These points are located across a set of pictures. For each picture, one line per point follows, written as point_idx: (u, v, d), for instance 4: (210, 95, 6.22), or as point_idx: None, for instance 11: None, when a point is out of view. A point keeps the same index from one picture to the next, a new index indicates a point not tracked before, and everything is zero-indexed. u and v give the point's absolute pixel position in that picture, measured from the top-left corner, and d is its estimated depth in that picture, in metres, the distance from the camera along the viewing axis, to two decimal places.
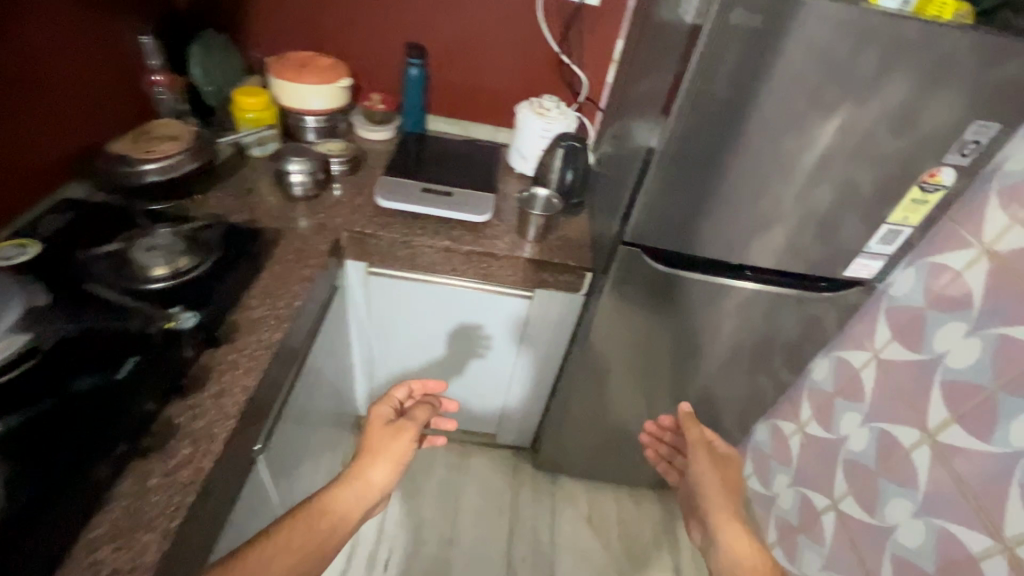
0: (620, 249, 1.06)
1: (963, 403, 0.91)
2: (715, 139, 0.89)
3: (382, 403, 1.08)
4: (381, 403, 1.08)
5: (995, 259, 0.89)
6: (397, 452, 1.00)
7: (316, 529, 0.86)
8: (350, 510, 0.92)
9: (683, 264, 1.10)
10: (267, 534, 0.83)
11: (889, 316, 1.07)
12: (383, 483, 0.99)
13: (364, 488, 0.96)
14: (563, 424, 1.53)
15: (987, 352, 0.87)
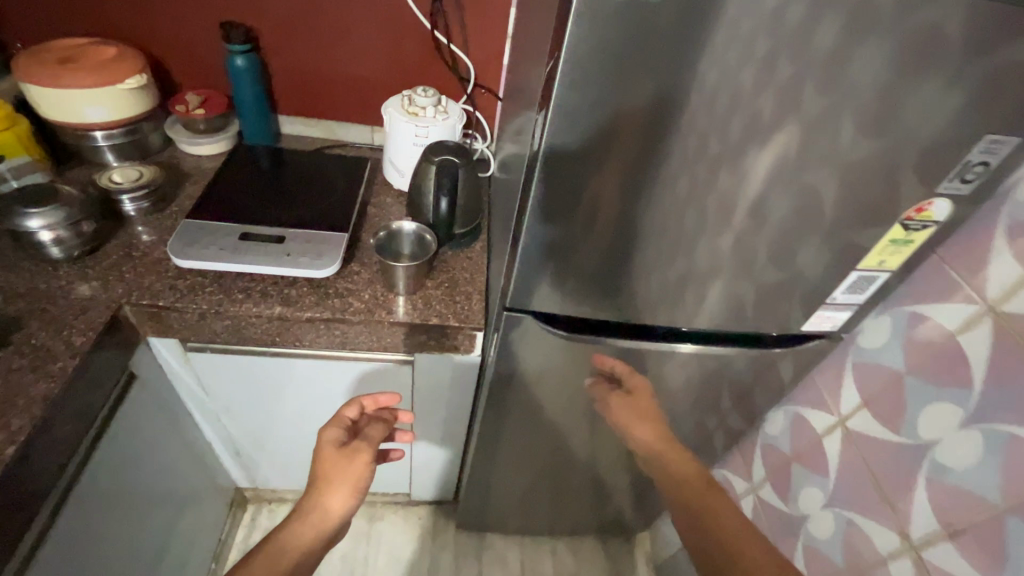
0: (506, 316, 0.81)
1: (957, 516, 0.67)
2: (613, 160, 0.62)
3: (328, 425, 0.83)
4: (329, 422, 0.83)
5: (1000, 323, 0.64)
6: (355, 478, 0.79)
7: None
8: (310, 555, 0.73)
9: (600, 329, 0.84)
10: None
11: (855, 375, 0.83)
12: (345, 514, 0.79)
13: (322, 521, 0.76)
14: (480, 486, 1.27)
15: (993, 453, 0.63)
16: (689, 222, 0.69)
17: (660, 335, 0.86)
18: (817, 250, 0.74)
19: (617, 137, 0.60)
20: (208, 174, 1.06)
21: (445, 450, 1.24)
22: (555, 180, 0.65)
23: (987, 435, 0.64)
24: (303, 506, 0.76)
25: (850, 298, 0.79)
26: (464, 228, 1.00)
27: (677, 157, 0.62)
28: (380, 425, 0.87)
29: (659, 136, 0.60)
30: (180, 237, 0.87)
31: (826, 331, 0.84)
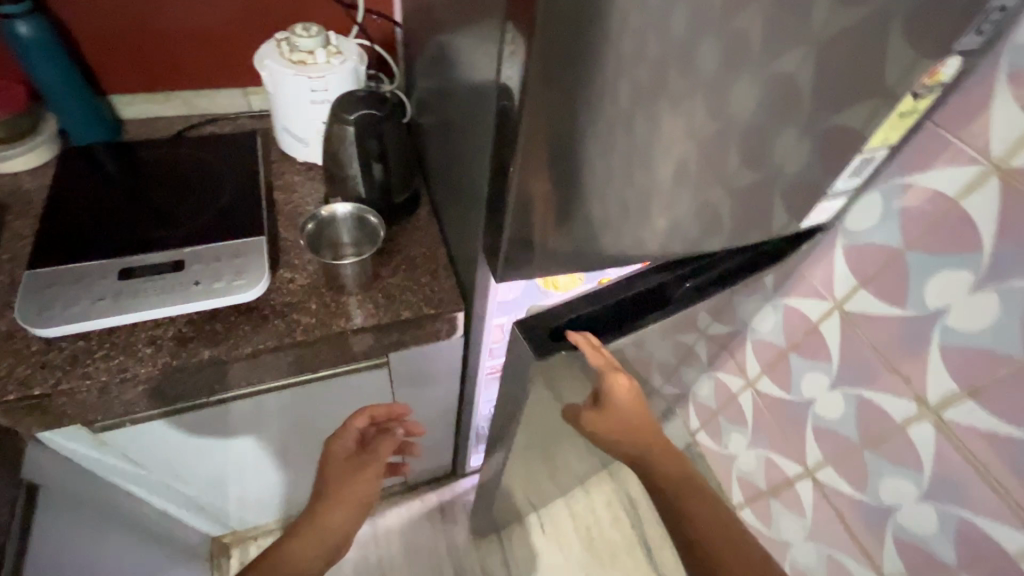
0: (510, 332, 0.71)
1: (978, 376, 0.69)
2: (566, 92, 0.49)
3: (335, 438, 0.78)
4: (335, 434, 0.78)
5: (1009, 183, 0.62)
6: (358, 498, 0.76)
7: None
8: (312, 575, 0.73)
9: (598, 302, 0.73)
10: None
11: (850, 258, 0.81)
12: (347, 532, 0.76)
13: (320, 543, 0.73)
14: None
15: (1009, 312, 0.64)
16: (682, 148, 0.57)
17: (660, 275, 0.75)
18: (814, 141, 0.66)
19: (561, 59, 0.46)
20: (38, 199, 0.79)
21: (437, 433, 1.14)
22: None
23: (1005, 294, 0.64)
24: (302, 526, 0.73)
25: (850, 182, 0.72)
26: (405, 194, 0.83)
27: (653, 71, 0.49)
28: (390, 441, 0.80)
29: (619, 49, 0.46)
30: (31, 301, 0.64)
31: (821, 222, 0.79)
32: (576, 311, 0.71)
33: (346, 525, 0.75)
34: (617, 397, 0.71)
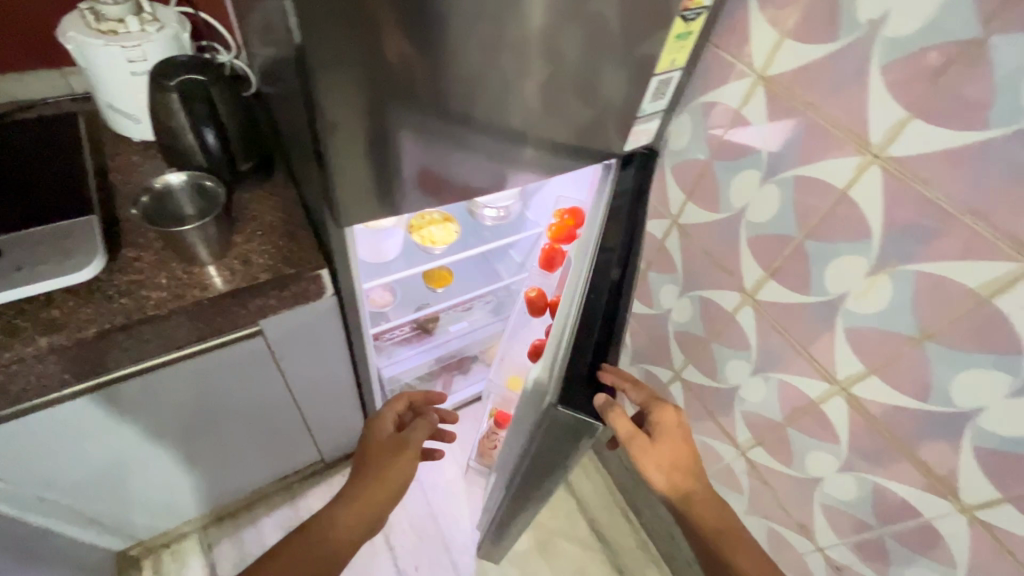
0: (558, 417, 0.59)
1: (773, 257, 0.80)
2: (326, 61, 0.52)
3: (377, 420, 0.93)
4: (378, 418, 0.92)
5: (771, 89, 0.71)
6: (398, 476, 0.85)
7: (321, 545, 0.79)
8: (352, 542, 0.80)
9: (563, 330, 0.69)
10: (272, 554, 0.77)
11: (676, 175, 0.92)
12: (381, 508, 0.83)
13: (365, 514, 0.81)
14: None
15: (785, 196, 0.75)
16: (475, 85, 0.62)
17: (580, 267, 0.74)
18: None
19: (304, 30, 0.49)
20: None
21: (339, 402, 1.16)
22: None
23: (781, 183, 0.75)
24: (348, 498, 0.82)
25: (656, 105, 0.81)
26: (252, 162, 0.82)
27: (401, 22, 0.52)
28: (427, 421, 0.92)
29: None
30: None
31: (643, 144, 0.88)
32: (589, 347, 0.65)
33: (387, 500, 0.83)
34: (666, 429, 0.74)
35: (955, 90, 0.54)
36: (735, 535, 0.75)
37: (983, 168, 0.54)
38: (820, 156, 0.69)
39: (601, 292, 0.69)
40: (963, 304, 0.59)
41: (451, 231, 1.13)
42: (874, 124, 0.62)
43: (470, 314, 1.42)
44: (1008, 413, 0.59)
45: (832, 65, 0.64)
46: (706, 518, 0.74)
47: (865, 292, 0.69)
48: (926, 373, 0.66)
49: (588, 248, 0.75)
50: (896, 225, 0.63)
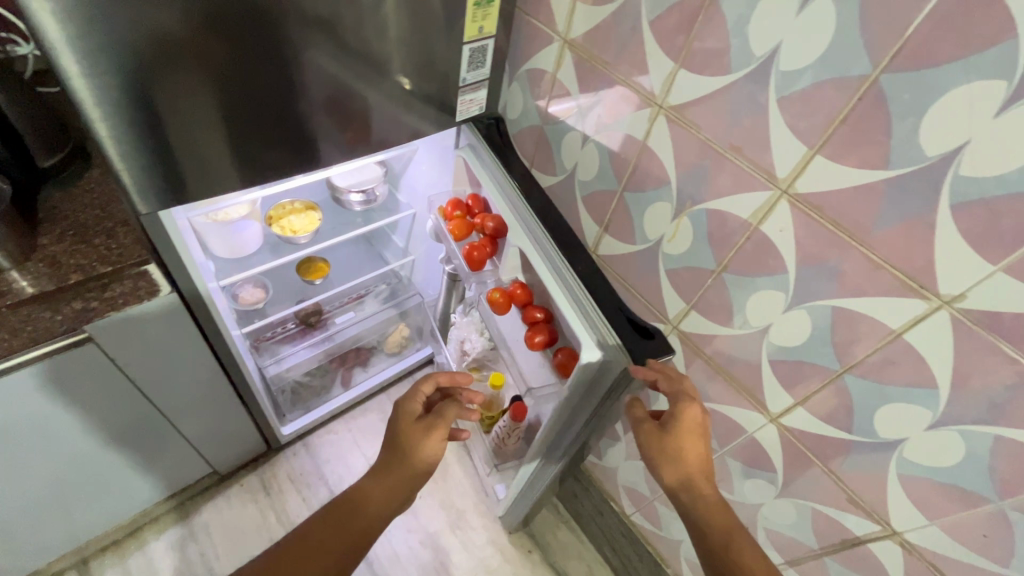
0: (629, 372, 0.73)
1: (604, 212, 0.85)
2: (191, 67, 0.59)
3: (408, 397, 0.88)
4: (407, 396, 0.88)
5: (574, 50, 0.76)
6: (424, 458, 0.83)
7: (347, 530, 0.78)
8: (376, 522, 0.80)
9: (584, 313, 0.76)
10: (292, 537, 0.77)
11: (518, 145, 0.95)
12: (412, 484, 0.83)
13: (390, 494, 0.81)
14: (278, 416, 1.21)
15: (603, 152, 0.80)
16: (328, 77, 0.70)
17: (553, 261, 0.79)
18: (431, 38, 0.75)
19: (166, 41, 0.56)
20: None
21: (215, 409, 1.11)
22: (142, 119, 0.60)
23: (598, 141, 0.80)
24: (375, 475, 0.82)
25: (477, 74, 0.86)
26: (55, 157, 0.78)
27: None
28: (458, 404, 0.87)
29: None
30: None
31: (475, 114, 0.93)
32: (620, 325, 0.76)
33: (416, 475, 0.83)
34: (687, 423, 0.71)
35: (702, 40, 0.60)
36: (736, 539, 0.68)
37: (733, 110, 0.60)
38: (621, 112, 0.74)
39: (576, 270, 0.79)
40: (741, 233, 0.66)
41: (313, 220, 1.11)
42: (653, 78, 0.67)
43: (359, 305, 1.40)
44: (786, 326, 0.67)
45: (615, 26, 0.69)
46: (717, 524, 0.68)
47: (674, 234, 0.75)
48: (726, 300, 0.73)
49: (537, 242, 0.81)
50: (684, 169, 0.69)
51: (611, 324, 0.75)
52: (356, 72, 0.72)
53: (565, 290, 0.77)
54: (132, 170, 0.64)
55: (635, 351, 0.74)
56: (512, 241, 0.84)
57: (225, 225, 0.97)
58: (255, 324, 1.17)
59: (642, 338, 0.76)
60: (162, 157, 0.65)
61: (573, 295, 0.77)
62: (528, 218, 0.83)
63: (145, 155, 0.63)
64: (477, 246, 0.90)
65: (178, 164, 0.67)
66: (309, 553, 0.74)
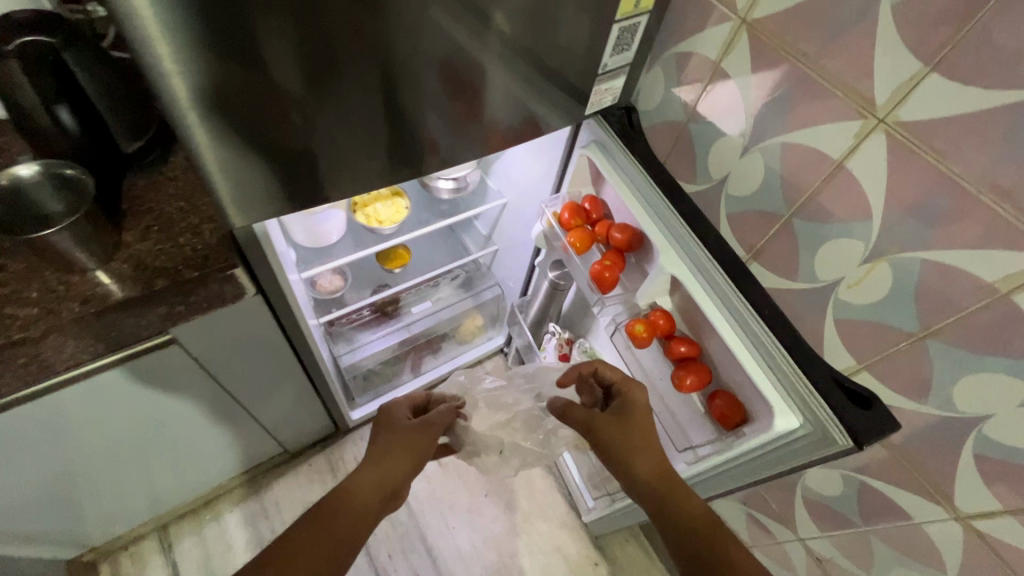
0: (846, 452, 0.53)
1: (754, 237, 0.69)
2: (275, 43, 0.47)
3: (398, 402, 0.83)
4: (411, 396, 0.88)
5: (756, 34, 0.59)
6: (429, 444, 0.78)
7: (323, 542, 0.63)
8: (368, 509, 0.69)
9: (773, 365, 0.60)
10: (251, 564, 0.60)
11: (649, 140, 0.80)
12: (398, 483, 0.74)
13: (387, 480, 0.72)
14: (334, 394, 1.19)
15: (771, 167, 0.64)
16: (431, 53, 0.56)
17: (732, 299, 0.64)
18: (574, 8, 0.60)
19: (293, 104, 0.53)
20: None
21: (289, 396, 1.08)
22: (252, 131, 0.53)
23: (766, 151, 0.63)
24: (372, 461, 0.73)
25: (619, 58, 0.71)
26: (141, 141, 0.69)
27: (287, 31, 0.46)
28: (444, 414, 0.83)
29: None
30: None
31: (606, 105, 0.77)
32: (818, 366, 0.60)
33: (406, 470, 0.74)
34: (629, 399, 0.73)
35: (983, 36, 0.43)
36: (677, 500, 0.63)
37: (1002, 144, 0.44)
38: (812, 119, 0.57)
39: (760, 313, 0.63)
40: (973, 299, 0.50)
41: (400, 208, 1.01)
42: (878, 79, 0.50)
43: (435, 292, 1.31)
44: (1019, 423, 0.51)
45: (832, 6, 0.51)
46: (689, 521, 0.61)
47: (858, 280, 0.59)
48: (922, 372, 0.57)
49: (707, 277, 0.67)
50: (895, 204, 0.53)
51: (816, 387, 0.57)
52: (477, 52, 0.59)
53: (758, 342, 0.62)
54: (239, 164, 0.56)
55: (853, 424, 0.54)
56: (661, 265, 0.71)
57: (311, 216, 0.88)
58: (333, 313, 1.10)
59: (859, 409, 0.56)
60: (263, 144, 0.55)
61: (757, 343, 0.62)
62: (683, 234, 0.70)
63: (246, 151, 0.55)
64: (608, 264, 0.76)
65: (286, 174, 0.60)
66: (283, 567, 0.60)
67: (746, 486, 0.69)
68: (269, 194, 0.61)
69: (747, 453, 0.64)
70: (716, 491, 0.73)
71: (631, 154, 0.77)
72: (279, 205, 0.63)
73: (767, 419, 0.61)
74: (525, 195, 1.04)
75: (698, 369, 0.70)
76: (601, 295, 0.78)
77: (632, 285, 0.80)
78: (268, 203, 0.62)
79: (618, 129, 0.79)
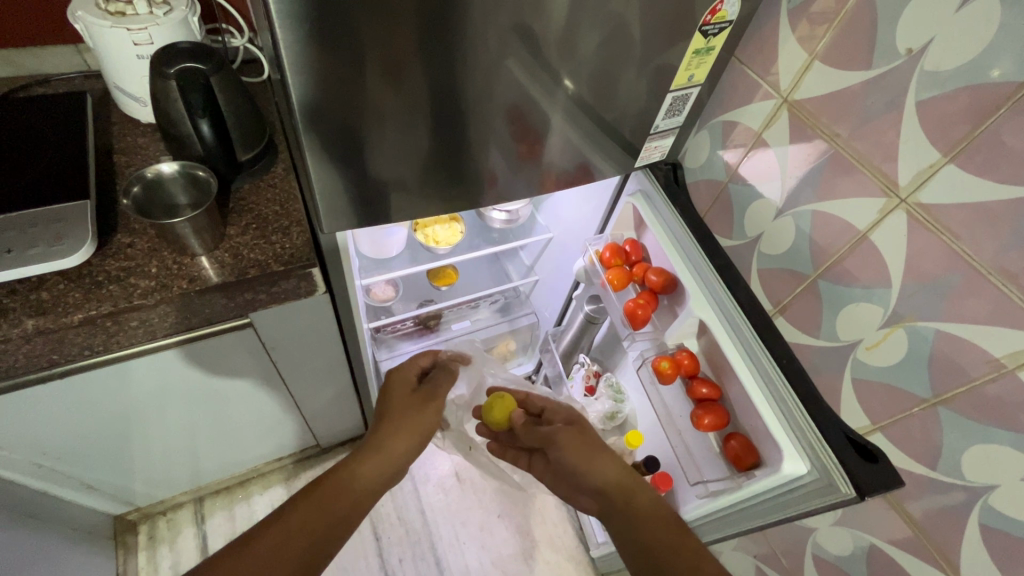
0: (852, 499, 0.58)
1: (782, 293, 0.74)
2: (379, 59, 0.55)
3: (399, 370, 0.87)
4: (394, 373, 0.85)
5: (796, 113, 0.66)
6: (418, 428, 0.78)
7: (332, 510, 0.66)
8: (371, 489, 0.71)
9: (785, 411, 0.66)
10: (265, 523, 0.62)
11: (692, 196, 0.87)
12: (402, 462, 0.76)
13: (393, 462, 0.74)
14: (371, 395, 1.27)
15: (802, 231, 0.70)
16: (508, 95, 0.65)
17: (755, 349, 0.70)
18: (634, 77, 0.70)
19: (386, 133, 0.63)
20: None
21: (333, 392, 1.16)
22: (351, 151, 0.64)
23: (798, 217, 0.70)
24: (372, 444, 0.73)
25: (670, 122, 0.79)
26: (251, 152, 0.82)
27: (399, 76, 0.57)
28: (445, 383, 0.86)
29: (337, 28, 0.51)
30: None
31: (655, 160, 0.86)
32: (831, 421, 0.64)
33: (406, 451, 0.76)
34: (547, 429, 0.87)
35: (995, 136, 0.49)
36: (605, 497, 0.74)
37: (1010, 232, 0.49)
38: (841, 193, 0.63)
39: (780, 364, 0.68)
40: (981, 372, 0.54)
41: (456, 232, 1.11)
42: (903, 164, 0.56)
43: (475, 313, 1.39)
44: (1022, 497, 0.54)
45: (864, 96, 0.58)
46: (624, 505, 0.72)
47: (876, 343, 0.63)
48: (933, 438, 0.60)
49: (733, 325, 0.72)
50: (914, 276, 0.58)
51: (825, 436, 0.63)
52: (547, 105, 0.69)
53: (775, 391, 0.67)
54: (318, 158, 0.63)
55: (858, 475, 0.59)
56: (691, 309, 0.77)
57: (379, 230, 1.00)
58: (382, 320, 1.20)
59: (862, 462, 0.62)
60: (342, 144, 0.62)
61: (773, 390, 0.67)
62: (714, 283, 0.76)
63: (341, 167, 0.65)
64: (642, 302, 0.83)
65: (368, 190, 0.70)
66: (298, 528, 0.62)
67: (751, 527, 0.73)
68: (352, 207, 0.71)
69: (756, 493, 0.68)
70: (724, 530, 0.77)
71: (674, 208, 0.84)
72: (359, 216, 0.73)
73: (776, 462, 0.66)
74: (570, 233, 1.12)
75: (717, 409, 0.75)
76: (632, 330, 0.84)
77: (663, 325, 0.86)
78: (349, 215, 0.73)
79: (664, 183, 0.87)
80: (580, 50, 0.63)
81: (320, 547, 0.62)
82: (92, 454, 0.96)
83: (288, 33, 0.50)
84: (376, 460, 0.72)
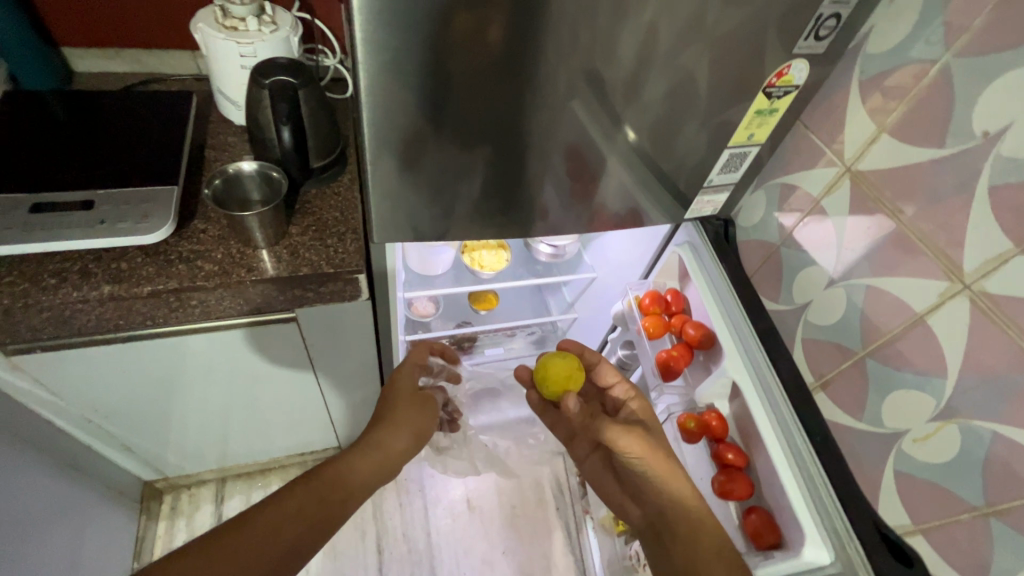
0: None
1: (826, 367, 0.70)
2: (457, 92, 0.59)
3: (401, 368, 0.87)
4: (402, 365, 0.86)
5: (858, 183, 0.64)
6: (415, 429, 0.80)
7: (330, 500, 0.67)
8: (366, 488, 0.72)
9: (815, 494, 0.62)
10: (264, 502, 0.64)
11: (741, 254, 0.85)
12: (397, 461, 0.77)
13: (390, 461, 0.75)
14: None
15: (853, 304, 0.66)
16: (567, 134, 0.67)
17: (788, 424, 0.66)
18: (694, 130, 0.70)
19: (445, 157, 0.66)
20: None
21: (361, 396, 1.19)
22: (411, 170, 0.67)
23: (850, 289, 0.67)
24: (371, 441, 0.74)
25: (726, 177, 0.79)
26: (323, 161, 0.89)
27: (464, 106, 0.61)
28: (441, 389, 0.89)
29: (413, 57, 0.55)
30: None
31: (706, 214, 0.85)
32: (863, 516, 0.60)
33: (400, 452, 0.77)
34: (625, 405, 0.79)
35: None
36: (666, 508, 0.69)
37: None
38: (900, 271, 0.60)
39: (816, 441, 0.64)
40: None
41: (501, 259, 1.14)
42: (969, 250, 0.53)
43: (509, 341, 1.42)
44: None
45: (934, 174, 0.56)
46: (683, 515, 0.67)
47: (925, 436, 0.59)
48: (982, 552, 0.55)
49: (769, 395, 0.69)
50: (973, 370, 0.54)
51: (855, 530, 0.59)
52: (604, 148, 0.71)
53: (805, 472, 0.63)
54: (383, 175, 0.68)
55: None
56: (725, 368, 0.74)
57: (427, 247, 1.04)
58: (418, 335, 1.23)
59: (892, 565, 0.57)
60: (407, 164, 0.67)
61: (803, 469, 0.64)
62: (753, 347, 0.73)
63: (399, 184, 0.69)
64: (676, 354, 0.81)
65: (420, 208, 0.73)
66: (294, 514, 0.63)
67: None
68: (405, 222, 0.75)
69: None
70: None
71: (719, 264, 0.82)
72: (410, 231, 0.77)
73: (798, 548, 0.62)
74: (614, 275, 1.12)
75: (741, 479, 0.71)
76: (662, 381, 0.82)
77: (695, 381, 0.83)
78: (401, 229, 0.76)
79: (713, 238, 0.86)
80: (641, 99, 0.65)
81: (315, 535, 0.63)
82: (135, 418, 1.03)
83: (369, 57, 0.55)
84: (373, 460, 0.73)
